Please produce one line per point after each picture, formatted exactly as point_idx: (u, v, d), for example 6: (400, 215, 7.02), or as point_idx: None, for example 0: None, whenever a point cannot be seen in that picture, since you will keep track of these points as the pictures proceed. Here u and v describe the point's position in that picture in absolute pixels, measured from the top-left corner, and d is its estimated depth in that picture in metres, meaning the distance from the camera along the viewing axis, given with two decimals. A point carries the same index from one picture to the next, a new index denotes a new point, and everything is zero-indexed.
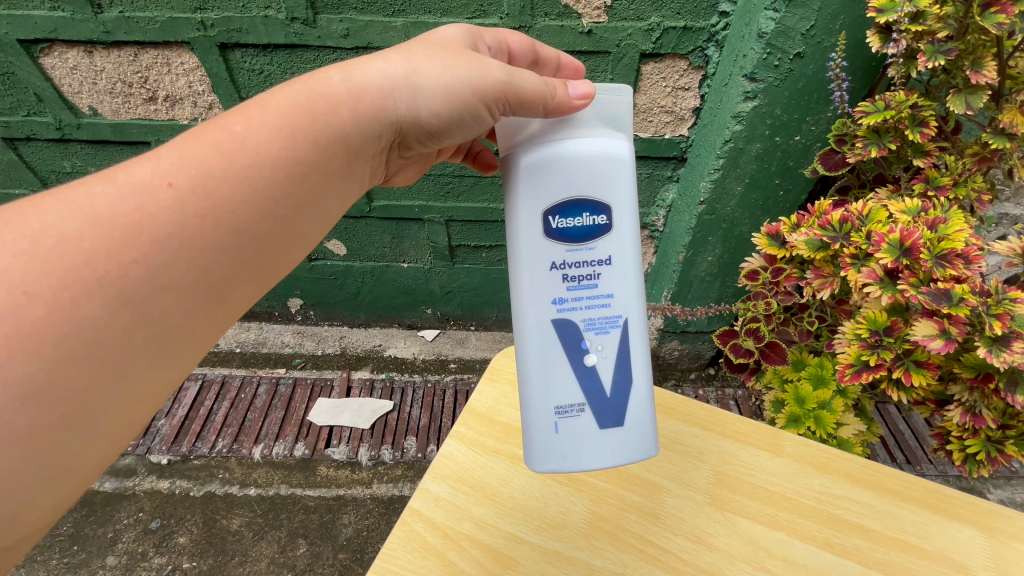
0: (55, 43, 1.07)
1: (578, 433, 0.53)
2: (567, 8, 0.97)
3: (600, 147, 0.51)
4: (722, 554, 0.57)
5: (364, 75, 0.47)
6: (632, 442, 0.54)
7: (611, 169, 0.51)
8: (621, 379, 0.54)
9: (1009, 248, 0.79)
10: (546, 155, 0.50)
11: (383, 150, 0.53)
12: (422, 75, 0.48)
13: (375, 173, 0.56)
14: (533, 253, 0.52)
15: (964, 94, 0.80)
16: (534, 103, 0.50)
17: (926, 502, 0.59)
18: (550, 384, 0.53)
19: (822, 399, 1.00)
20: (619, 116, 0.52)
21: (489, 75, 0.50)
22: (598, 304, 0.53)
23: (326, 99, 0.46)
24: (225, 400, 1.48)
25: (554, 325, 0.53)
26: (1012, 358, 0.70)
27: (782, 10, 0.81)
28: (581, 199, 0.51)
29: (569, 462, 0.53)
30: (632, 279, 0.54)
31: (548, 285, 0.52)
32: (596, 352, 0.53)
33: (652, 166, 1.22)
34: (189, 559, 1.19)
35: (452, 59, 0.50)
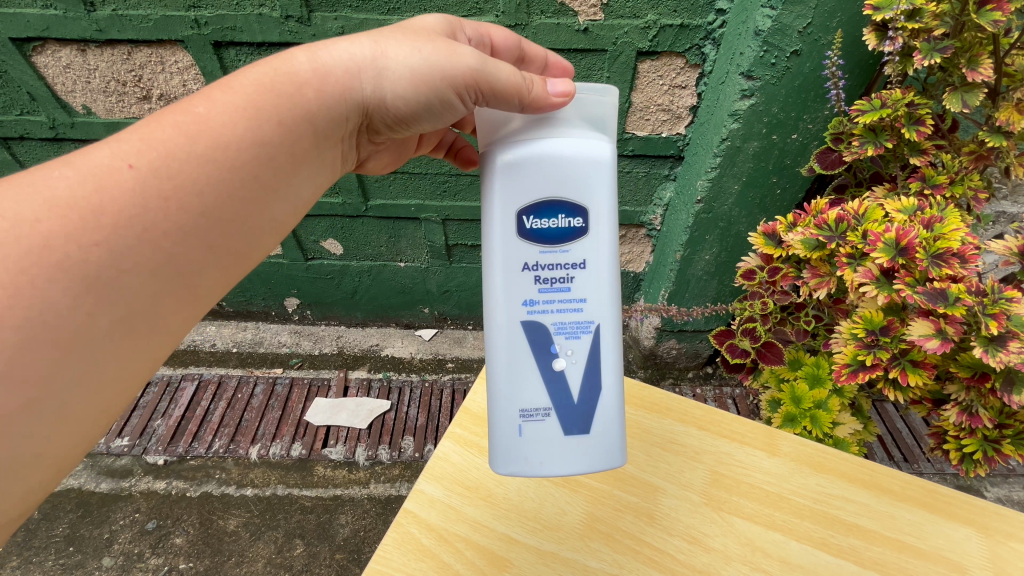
0: (47, 42, 1.06)
1: (542, 438, 0.52)
2: (562, 6, 0.97)
3: (578, 148, 0.50)
4: (718, 555, 0.56)
5: (329, 55, 0.46)
6: (599, 454, 0.53)
7: (589, 172, 0.51)
8: (590, 387, 0.53)
9: (1005, 247, 0.78)
10: (522, 152, 0.50)
11: (351, 133, 0.52)
12: (388, 56, 0.47)
13: (344, 157, 0.55)
14: (505, 253, 0.52)
15: (960, 92, 0.79)
16: (508, 96, 0.49)
17: (921, 502, 0.59)
18: (517, 386, 0.53)
19: (818, 399, 1.00)
20: (602, 117, 0.52)
21: (461, 62, 0.48)
22: (570, 307, 0.53)
23: (290, 80, 0.45)
24: (222, 400, 1.47)
25: (523, 326, 0.53)
26: (1008, 358, 0.70)
27: (778, 7, 0.81)
28: (555, 199, 0.51)
29: (532, 467, 0.52)
30: (608, 286, 0.54)
31: (519, 284, 0.52)
32: (565, 357, 0.53)
33: (649, 165, 1.22)
34: (185, 560, 1.19)
35: (421, 42, 0.48)
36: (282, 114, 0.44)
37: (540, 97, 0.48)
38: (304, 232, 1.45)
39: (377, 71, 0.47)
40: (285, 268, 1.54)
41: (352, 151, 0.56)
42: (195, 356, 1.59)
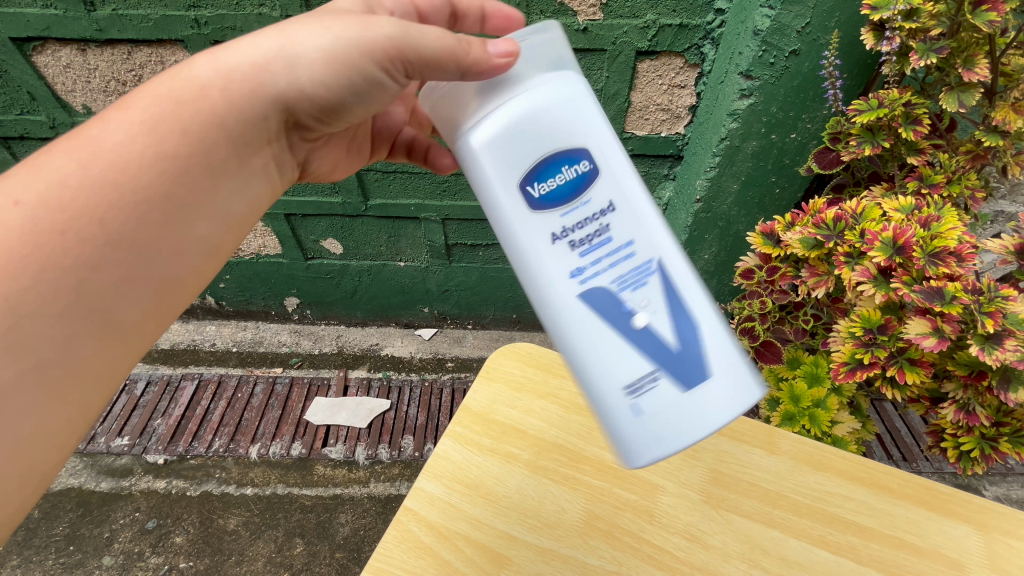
0: (48, 41, 1.06)
1: (661, 406, 0.46)
2: (562, 6, 0.97)
3: (548, 90, 0.45)
4: (717, 552, 0.57)
5: (230, 56, 0.45)
6: (738, 397, 0.47)
7: (574, 107, 0.46)
8: (685, 325, 0.47)
9: (1001, 246, 0.79)
10: (492, 124, 0.45)
11: (276, 129, 0.51)
12: (297, 42, 0.45)
13: (276, 158, 0.54)
14: (529, 236, 0.47)
15: (957, 91, 0.80)
16: (444, 62, 0.46)
17: (919, 499, 0.59)
18: (609, 366, 0.47)
19: (816, 398, 0.99)
20: (557, 57, 0.48)
21: (378, 33, 0.46)
22: (619, 259, 0.47)
23: (191, 86, 0.45)
24: (221, 400, 1.47)
25: (586, 303, 0.47)
26: (1004, 357, 0.70)
27: (777, 7, 0.81)
28: (554, 151, 0.46)
29: (669, 446, 0.46)
30: (646, 215, 0.48)
31: (560, 259, 0.47)
32: (644, 308, 0.47)
33: (648, 164, 1.22)
34: (185, 559, 1.19)
35: (331, 21, 0.46)
36: (184, 121, 0.44)
37: (481, 59, 0.45)
38: (303, 231, 1.45)
39: (288, 58, 0.46)
40: (285, 267, 1.54)
41: (285, 150, 0.56)
42: (195, 356, 1.59)
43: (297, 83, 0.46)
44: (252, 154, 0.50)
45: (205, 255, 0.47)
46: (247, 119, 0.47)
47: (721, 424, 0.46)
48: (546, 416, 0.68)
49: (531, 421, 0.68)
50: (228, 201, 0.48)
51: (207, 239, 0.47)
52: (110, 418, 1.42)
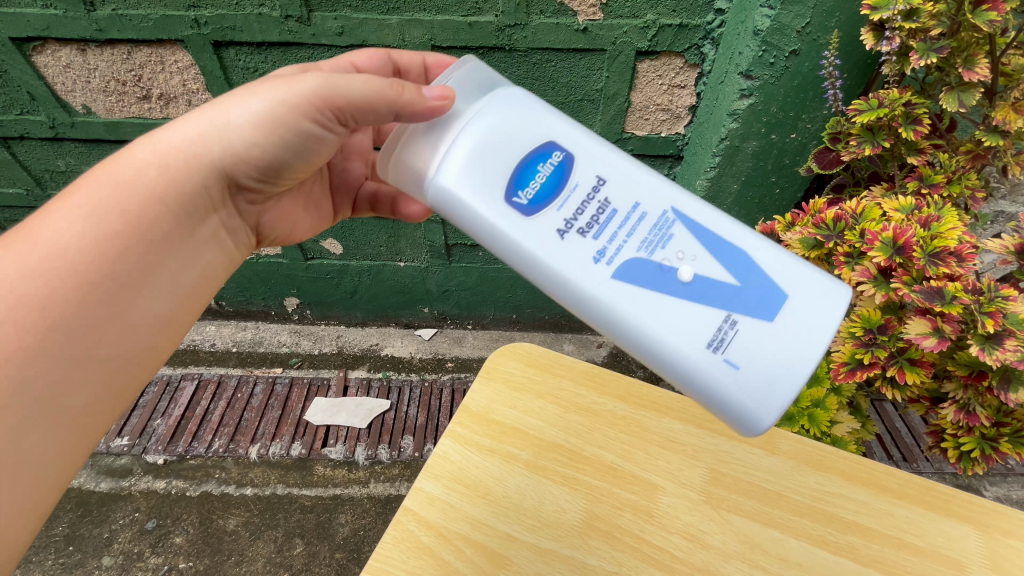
0: (48, 41, 1.06)
1: (749, 341, 0.50)
2: (561, 6, 0.96)
3: (496, 106, 0.55)
4: (717, 552, 0.57)
5: (166, 139, 0.53)
6: (827, 303, 0.51)
7: (527, 111, 0.56)
8: (727, 258, 0.53)
9: (1001, 246, 0.79)
10: (463, 154, 0.54)
11: (219, 196, 0.58)
12: (227, 112, 0.54)
13: (226, 224, 0.61)
14: (542, 239, 0.53)
15: (957, 91, 0.79)
16: (376, 105, 0.54)
17: (919, 499, 0.59)
18: (682, 334, 0.51)
19: (816, 398, 0.98)
20: (483, 84, 0.58)
21: (302, 89, 0.53)
22: (635, 222, 0.53)
23: (131, 169, 0.51)
24: (221, 400, 1.47)
25: (628, 280, 0.52)
26: (1005, 357, 0.70)
27: (777, 7, 0.81)
28: (530, 156, 0.54)
29: (783, 385, 0.49)
30: (630, 173, 0.55)
31: (584, 249, 0.53)
32: (682, 261, 0.52)
33: (648, 164, 1.23)
34: (185, 559, 1.19)
35: (255, 89, 0.54)
36: (123, 201, 0.50)
37: (415, 101, 0.54)
38: None
39: (222, 131, 0.54)
40: (285, 267, 1.53)
41: (234, 217, 0.62)
42: (195, 356, 1.59)
43: (231, 147, 0.54)
44: (199, 223, 0.56)
45: (157, 326, 0.52)
46: (185, 191, 0.53)
47: (822, 341, 0.50)
48: (545, 416, 0.68)
49: (531, 421, 0.67)
50: (176, 274, 0.54)
51: (158, 312, 0.52)
52: None
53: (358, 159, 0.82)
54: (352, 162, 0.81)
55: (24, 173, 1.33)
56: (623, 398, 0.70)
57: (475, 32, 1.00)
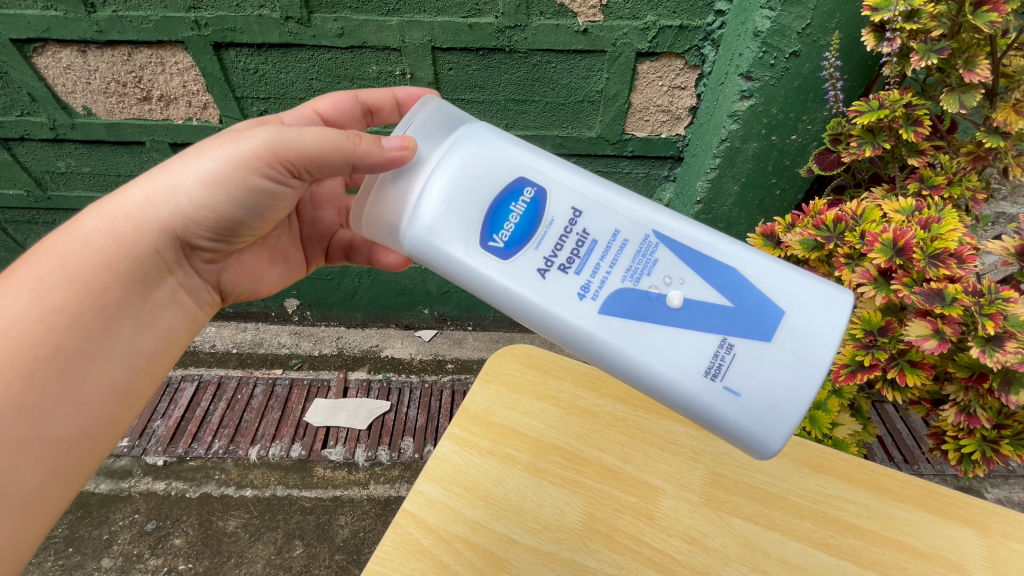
0: (48, 42, 1.06)
1: (749, 362, 0.51)
2: (562, 7, 0.96)
3: (465, 149, 0.58)
4: (718, 555, 0.57)
5: (116, 207, 0.57)
6: (830, 312, 0.51)
7: (496, 150, 0.59)
8: (716, 278, 0.54)
9: (1002, 248, 0.79)
10: (439, 202, 0.57)
11: (173, 258, 0.62)
12: (176, 174, 0.58)
13: (184, 285, 0.64)
14: (525, 279, 0.55)
15: (958, 92, 0.79)
16: (332, 157, 0.58)
17: (921, 502, 0.59)
18: (678, 365, 0.52)
19: (816, 399, 0.98)
20: (449, 126, 0.62)
21: (251, 148, 0.57)
22: (615, 253, 0.55)
23: (80, 241, 0.54)
24: (221, 401, 1.47)
25: (616, 313, 0.54)
26: (1006, 359, 0.70)
27: (777, 8, 0.81)
28: (505, 195, 0.57)
29: (788, 408, 0.50)
30: (606, 201, 0.57)
31: (568, 286, 0.55)
32: (670, 287, 0.54)
33: (649, 165, 1.23)
34: (185, 560, 1.19)
35: (204, 149, 0.58)
36: (70, 272, 0.53)
37: (375, 152, 0.57)
38: None
39: (170, 196, 0.57)
40: None
41: (193, 277, 0.66)
42: (195, 357, 1.59)
43: (178, 210, 0.58)
44: (153, 287, 0.60)
45: (113, 396, 0.54)
46: (134, 255, 0.57)
47: (825, 355, 0.50)
48: (545, 418, 0.68)
49: (530, 423, 0.67)
50: (132, 341, 0.57)
51: (114, 381, 0.55)
52: None
53: (330, 207, 0.87)
54: (322, 210, 0.86)
55: (24, 174, 1.33)
56: (623, 400, 0.70)
57: (475, 34, 1.00)
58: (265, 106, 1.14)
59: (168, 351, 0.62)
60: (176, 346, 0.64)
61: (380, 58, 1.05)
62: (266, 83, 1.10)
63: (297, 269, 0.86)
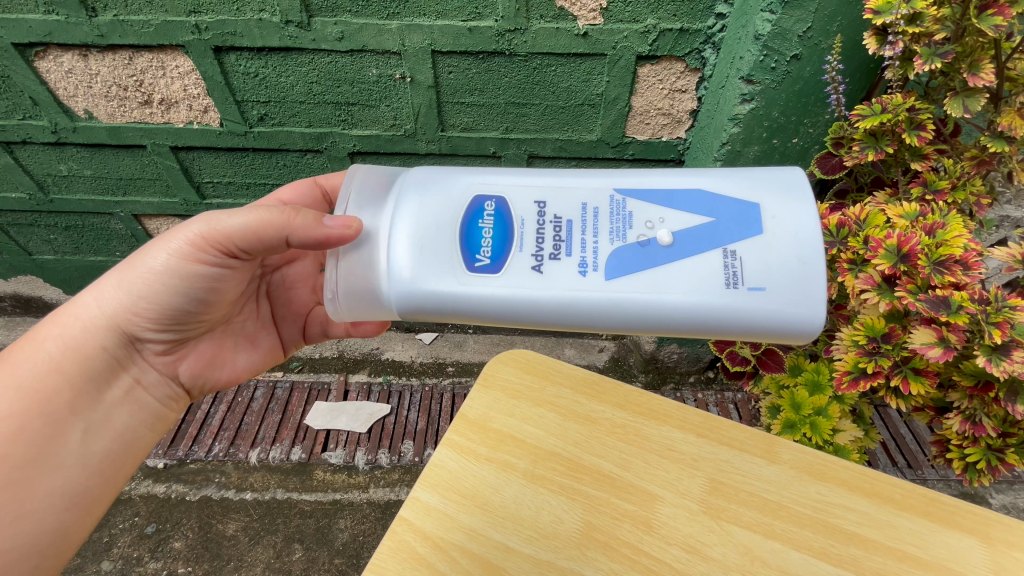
0: (50, 47, 1.06)
1: (756, 253, 0.53)
2: (562, 10, 0.96)
3: (415, 181, 0.60)
4: (717, 565, 0.56)
5: (64, 317, 0.64)
6: (791, 191, 0.55)
7: (442, 173, 0.60)
8: (685, 203, 0.56)
9: (1007, 254, 0.78)
10: (412, 237, 0.57)
11: (124, 353, 0.67)
12: (121, 274, 0.65)
13: (140, 380, 0.69)
14: (525, 275, 0.55)
15: (961, 96, 0.79)
16: (266, 232, 0.61)
17: (924, 511, 0.58)
18: (698, 292, 0.53)
19: (818, 405, 0.97)
20: (387, 176, 0.63)
21: (183, 238, 0.63)
22: (594, 224, 0.56)
23: (32, 351, 0.61)
24: (221, 404, 1.46)
25: (625, 269, 0.55)
26: (1012, 368, 0.70)
27: (778, 11, 0.80)
28: (472, 201, 0.58)
29: (807, 277, 0.52)
30: (559, 181, 0.59)
31: (568, 271, 0.55)
32: (654, 229, 0.55)
33: (650, 168, 1.23)
34: (184, 564, 1.20)
35: (148, 246, 0.65)
36: (19, 379, 0.59)
37: (309, 228, 0.58)
38: None
39: (112, 298, 0.65)
40: None
41: (149, 371, 0.70)
42: None
43: (122, 307, 0.65)
44: (105, 386, 0.65)
45: (63, 502, 0.59)
46: (83, 355, 0.63)
47: (808, 222, 0.53)
48: (543, 424, 0.67)
49: (530, 429, 0.67)
50: (82, 447, 0.61)
51: (63, 488, 0.59)
52: None
53: (302, 286, 0.85)
54: (295, 289, 0.85)
55: (27, 177, 1.33)
56: (622, 406, 0.69)
57: (476, 37, 1.00)
58: (265, 109, 1.14)
59: (127, 452, 0.66)
60: (137, 443, 0.68)
61: (380, 61, 1.05)
62: (267, 87, 1.10)
63: (269, 352, 0.84)
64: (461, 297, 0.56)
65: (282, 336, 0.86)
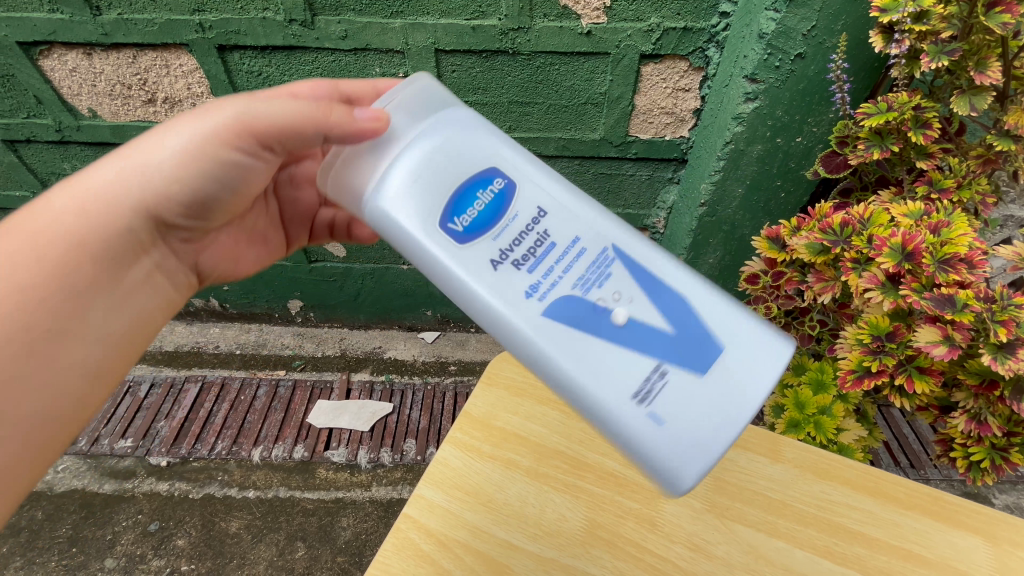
0: (54, 45, 1.07)
1: (681, 392, 0.47)
2: (566, 9, 0.96)
3: (442, 126, 0.52)
4: (721, 563, 0.56)
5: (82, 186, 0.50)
6: (769, 359, 0.49)
7: (470, 135, 0.52)
8: (663, 302, 0.50)
9: (1012, 253, 0.77)
10: (401, 175, 0.50)
11: (148, 236, 0.55)
12: (147, 151, 0.52)
13: (161, 266, 0.57)
14: (475, 271, 0.49)
15: (968, 95, 0.78)
16: (304, 128, 0.54)
17: (928, 510, 0.58)
18: (608, 385, 0.47)
19: (822, 404, 0.97)
20: (433, 98, 0.54)
21: (220, 119, 0.53)
22: (573, 263, 0.50)
23: (40, 218, 0.48)
24: (225, 402, 1.47)
25: (551, 319, 0.49)
26: (1017, 366, 0.70)
27: (782, 10, 0.80)
28: (480, 172, 0.51)
29: (710, 443, 0.46)
30: (572, 202, 0.52)
31: (515, 286, 0.49)
32: (618, 303, 0.49)
33: (653, 167, 1.23)
34: (188, 561, 1.20)
35: (177, 121, 0.53)
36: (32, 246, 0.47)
37: (346, 123, 0.51)
38: None
39: (139, 172, 0.52)
40: (287, 269, 1.53)
41: (168, 259, 0.58)
42: (199, 358, 1.59)
43: (152, 187, 0.52)
44: (127, 266, 0.53)
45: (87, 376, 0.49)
46: (105, 232, 0.50)
47: (753, 404, 0.47)
48: (547, 423, 0.67)
49: (534, 427, 0.67)
50: (104, 322, 0.50)
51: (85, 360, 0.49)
52: (114, 419, 1.43)
53: (310, 186, 0.80)
54: (303, 189, 0.80)
55: (30, 175, 1.34)
56: None
57: (479, 35, 1.00)
58: None
59: (144, 335, 0.55)
60: (153, 328, 0.57)
61: (384, 60, 1.05)
62: (270, 85, 1.10)
63: (277, 248, 0.80)
64: (410, 248, 0.51)
65: (288, 236, 0.81)
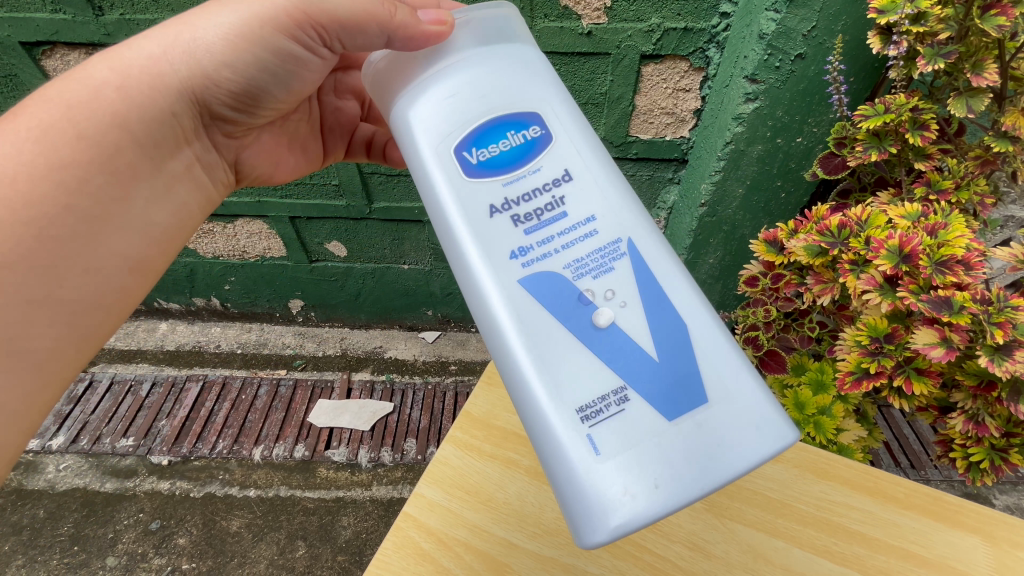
0: (57, 45, 1.07)
1: (634, 426, 0.46)
2: (566, 9, 0.97)
3: (495, 61, 0.50)
4: (721, 562, 0.56)
5: (125, 60, 0.53)
6: (751, 437, 0.46)
7: (518, 79, 0.51)
8: (661, 322, 0.49)
9: (1010, 254, 0.77)
10: (434, 92, 0.51)
11: (191, 125, 0.59)
12: (196, 31, 0.54)
13: (201, 158, 0.62)
14: (471, 213, 0.50)
15: (965, 96, 0.78)
16: (365, 24, 0.54)
17: (927, 509, 0.58)
18: (566, 385, 0.47)
19: (821, 404, 0.97)
20: (504, 28, 0.52)
21: (280, 3, 0.54)
22: (579, 241, 0.49)
23: (85, 90, 0.51)
24: (226, 401, 1.47)
25: (526, 288, 0.48)
26: (1014, 367, 0.70)
27: (782, 10, 0.80)
28: (518, 114, 0.50)
29: (640, 496, 0.44)
30: (605, 185, 0.51)
31: (509, 239, 0.49)
32: (611, 299, 0.49)
33: (653, 167, 1.23)
34: (188, 560, 1.20)
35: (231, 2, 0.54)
36: (78, 127, 0.50)
37: (411, 25, 0.51)
38: (308, 234, 1.44)
39: (188, 46, 0.54)
40: (289, 269, 1.54)
41: (209, 151, 0.63)
42: (200, 357, 1.59)
43: (199, 69, 0.55)
44: (169, 156, 0.58)
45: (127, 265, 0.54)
46: (150, 115, 0.54)
47: (711, 474, 0.45)
48: None
49: None
50: (146, 208, 0.55)
51: (126, 250, 0.53)
52: (115, 418, 1.43)
53: (352, 97, 0.83)
54: (345, 100, 0.83)
55: None
56: None
57: None
58: None
59: (182, 228, 0.60)
60: (191, 224, 0.62)
61: None
62: None
63: (313, 159, 0.83)
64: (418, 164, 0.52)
65: (326, 146, 0.84)
